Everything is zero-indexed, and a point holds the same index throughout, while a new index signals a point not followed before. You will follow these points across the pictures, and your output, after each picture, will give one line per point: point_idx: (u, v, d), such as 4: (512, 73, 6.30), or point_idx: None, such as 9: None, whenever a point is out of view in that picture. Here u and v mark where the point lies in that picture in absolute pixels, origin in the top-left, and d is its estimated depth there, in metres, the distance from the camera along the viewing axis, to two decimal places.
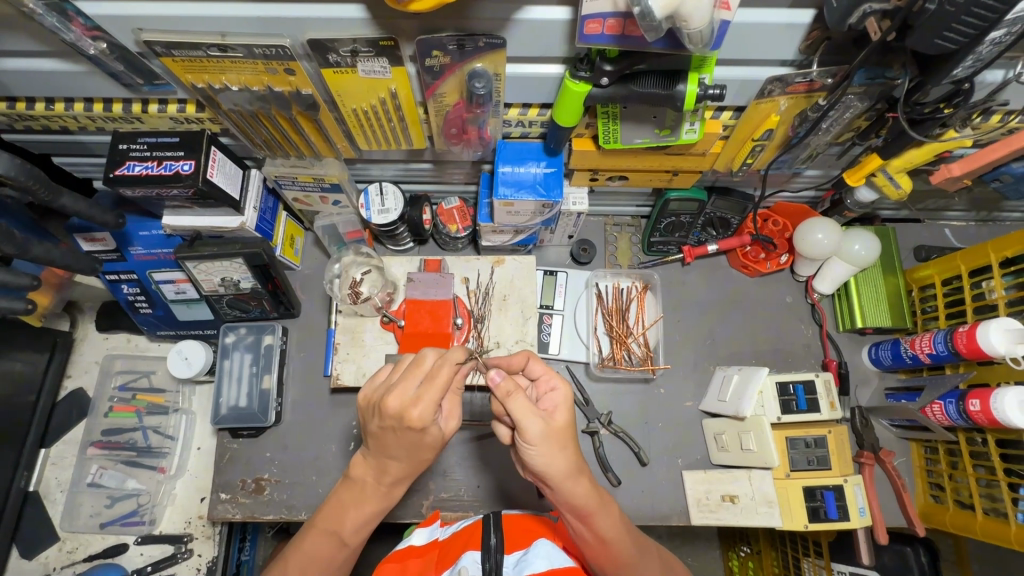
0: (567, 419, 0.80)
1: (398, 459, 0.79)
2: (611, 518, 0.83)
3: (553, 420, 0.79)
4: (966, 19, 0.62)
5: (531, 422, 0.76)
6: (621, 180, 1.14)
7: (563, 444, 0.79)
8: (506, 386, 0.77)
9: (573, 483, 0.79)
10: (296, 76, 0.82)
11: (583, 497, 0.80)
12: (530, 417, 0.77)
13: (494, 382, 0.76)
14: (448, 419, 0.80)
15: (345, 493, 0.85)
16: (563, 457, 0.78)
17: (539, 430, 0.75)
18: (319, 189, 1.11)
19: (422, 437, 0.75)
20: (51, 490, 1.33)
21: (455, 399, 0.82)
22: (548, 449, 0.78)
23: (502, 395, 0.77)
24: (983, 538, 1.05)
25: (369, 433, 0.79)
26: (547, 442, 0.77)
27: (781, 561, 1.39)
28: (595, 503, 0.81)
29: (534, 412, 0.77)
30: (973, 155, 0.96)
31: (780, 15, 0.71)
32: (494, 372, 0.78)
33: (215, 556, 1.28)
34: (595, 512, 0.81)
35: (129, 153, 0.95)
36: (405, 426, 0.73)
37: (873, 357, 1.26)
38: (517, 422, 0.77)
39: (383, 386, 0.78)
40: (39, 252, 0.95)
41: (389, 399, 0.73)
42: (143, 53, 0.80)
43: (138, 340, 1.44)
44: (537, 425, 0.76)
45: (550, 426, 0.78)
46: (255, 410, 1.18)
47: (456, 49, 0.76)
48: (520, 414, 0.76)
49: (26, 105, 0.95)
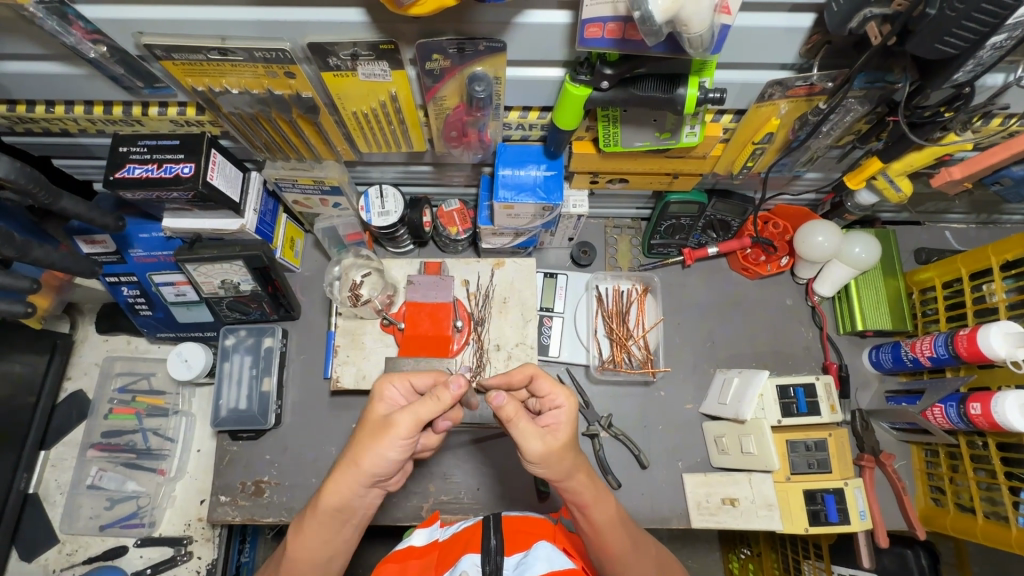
0: (569, 436, 0.81)
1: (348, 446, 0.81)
2: (608, 509, 0.86)
3: (554, 439, 0.79)
4: (966, 24, 0.62)
5: (532, 444, 0.78)
6: (621, 182, 1.14)
7: (565, 458, 0.80)
8: (508, 410, 0.77)
9: (574, 480, 0.82)
10: (296, 79, 0.82)
11: (582, 490, 0.83)
12: (531, 439, 0.78)
13: (495, 406, 0.76)
14: (403, 415, 0.76)
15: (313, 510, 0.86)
16: (565, 468, 0.80)
17: (539, 453, 0.76)
18: (319, 191, 1.11)
19: (372, 410, 0.82)
20: (51, 492, 1.33)
21: (426, 403, 0.77)
22: (550, 463, 0.79)
23: (504, 418, 0.78)
24: (984, 542, 1.05)
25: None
26: (548, 459, 0.78)
27: (781, 563, 1.39)
28: (592, 495, 0.84)
29: (535, 434, 0.78)
30: (974, 158, 0.95)
31: (781, 20, 0.71)
32: (497, 393, 0.78)
33: (215, 558, 1.28)
34: (591, 503, 0.84)
35: (129, 156, 0.95)
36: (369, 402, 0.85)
37: (874, 359, 1.26)
38: (518, 443, 0.78)
39: None
40: (39, 254, 0.95)
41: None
42: (143, 56, 0.80)
43: (137, 342, 1.43)
44: (538, 447, 0.77)
45: (551, 445, 0.78)
46: (255, 413, 1.18)
47: (456, 52, 0.76)
48: (522, 437, 0.78)
49: (26, 107, 0.95)
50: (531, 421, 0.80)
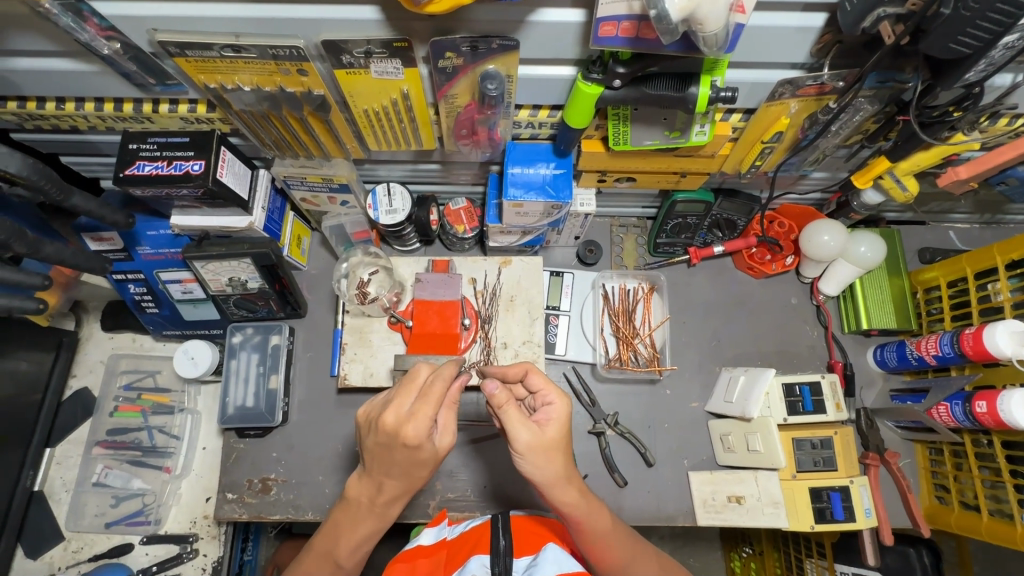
0: (558, 433, 0.80)
1: (391, 474, 0.79)
2: (601, 522, 0.86)
3: (543, 433, 0.79)
4: (982, 23, 0.63)
5: (520, 432, 0.78)
6: (629, 181, 1.14)
7: (552, 455, 0.80)
8: (499, 397, 0.79)
9: (560, 487, 0.81)
10: (309, 77, 0.82)
11: (571, 507, 0.83)
12: (518, 427, 0.78)
13: (487, 392, 0.78)
14: (443, 435, 0.78)
15: (340, 515, 0.87)
16: (552, 467, 0.80)
17: (524, 441, 0.77)
18: (328, 189, 1.11)
19: (418, 453, 0.75)
20: (56, 490, 1.33)
21: (450, 413, 0.79)
22: (537, 458, 0.79)
23: (494, 404, 0.79)
24: (989, 540, 1.06)
25: (365, 448, 0.80)
26: (534, 451, 0.79)
27: (783, 562, 1.40)
28: (584, 510, 0.84)
29: (523, 422, 0.79)
30: (980, 158, 0.96)
31: (793, 19, 0.71)
32: (490, 380, 0.79)
33: (220, 556, 1.28)
34: (585, 519, 0.84)
35: (139, 153, 0.95)
36: (399, 443, 0.74)
37: (879, 358, 1.26)
38: (507, 431, 0.79)
39: (382, 402, 0.80)
40: (50, 251, 0.95)
41: (386, 414, 0.74)
42: (157, 53, 0.80)
43: (143, 339, 1.43)
44: (525, 436, 0.78)
45: (538, 439, 0.79)
46: (262, 410, 1.18)
47: (469, 50, 0.77)
48: (510, 423, 0.79)
49: (36, 104, 0.95)
50: (521, 411, 0.81)
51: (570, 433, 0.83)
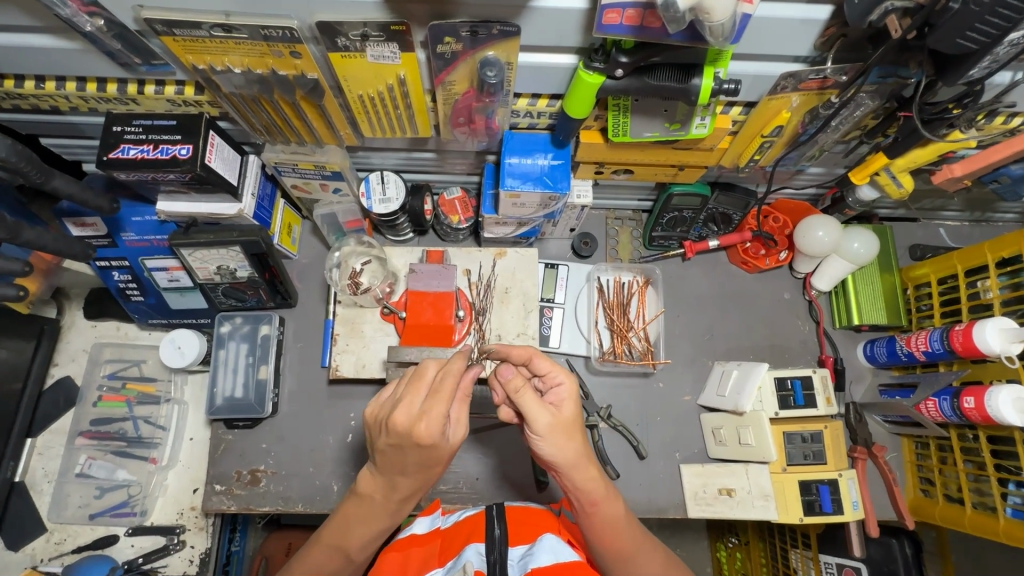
0: (574, 410, 0.81)
1: (398, 466, 0.76)
2: (615, 509, 0.84)
3: (560, 414, 0.80)
4: (988, 19, 0.63)
5: (540, 414, 0.78)
6: (626, 173, 1.13)
7: (572, 435, 0.79)
8: (514, 381, 0.79)
9: (581, 469, 0.80)
10: (302, 59, 0.80)
11: (592, 485, 0.81)
12: (538, 411, 0.78)
13: (504, 375, 0.79)
14: (457, 429, 0.77)
15: (351, 509, 0.84)
16: (572, 448, 0.79)
17: (546, 422, 0.77)
18: (320, 176, 1.08)
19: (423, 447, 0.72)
20: (38, 480, 1.30)
21: (463, 407, 0.78)
22: (557, 439, 0.78)
23: (511, 390, 0.79)
24: (971, 531, 1.08)
25: (375, 449, 0.77)
26: (554, 433, 0.78)
27: (770, 553, 1.42)
28: (602, 492, 0.82)
29: (542, 405, 0.78)
30: (974, 157, 0.98)
31: (798, 10, 0.70)
32: (505, 367, 0.81)
33: (208, 548, 1.25)
34: (601, 501, 0.82)
35: (123, 136, 0.92)
36: (411, 443, 0.72)
37: (868, 354, 1.28)
38: (525, 414, 0.78)
39: (390, 402, 0.78)
40: (29, 236, 0.91)
41: (397, 414, 0.72)
42: (143, 31, 0.77)
43: (128, 328, 1.40)
44: (545, 418, 0.78)
45: (557, 419, 0.79)
46: (251, 401, 1.16)
47: (469, 35, 0.75)
48: (530, 409, 0.78)
49: (14, 82, 0.92)
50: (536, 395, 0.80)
51: (582, 411, 0.83)
